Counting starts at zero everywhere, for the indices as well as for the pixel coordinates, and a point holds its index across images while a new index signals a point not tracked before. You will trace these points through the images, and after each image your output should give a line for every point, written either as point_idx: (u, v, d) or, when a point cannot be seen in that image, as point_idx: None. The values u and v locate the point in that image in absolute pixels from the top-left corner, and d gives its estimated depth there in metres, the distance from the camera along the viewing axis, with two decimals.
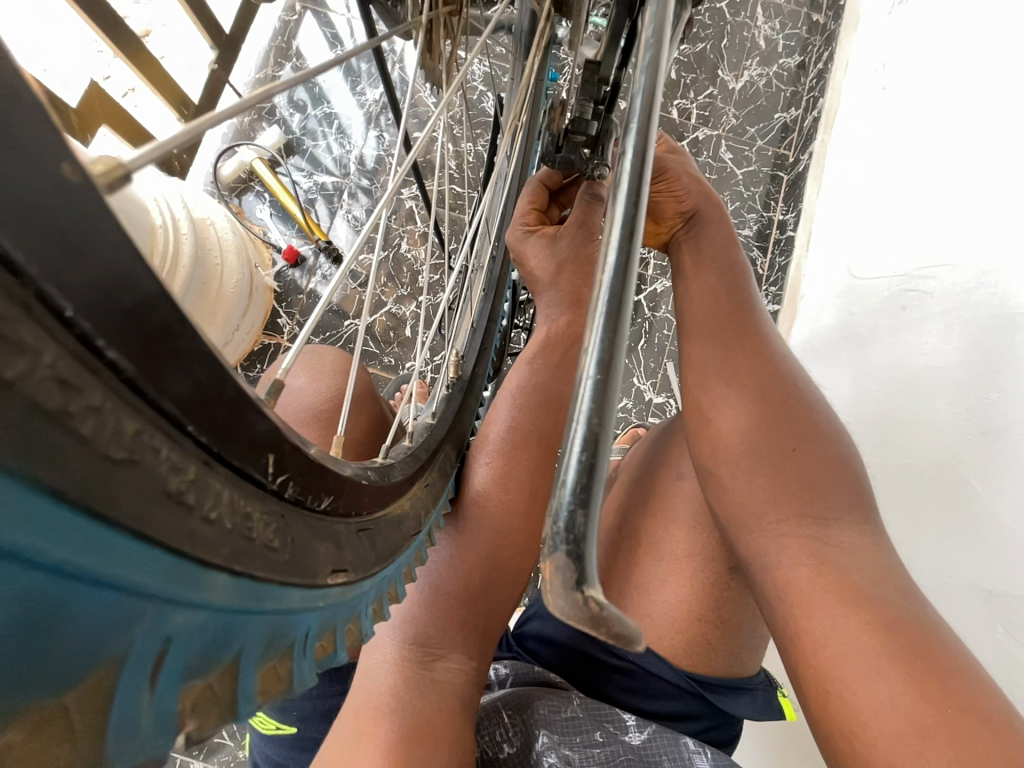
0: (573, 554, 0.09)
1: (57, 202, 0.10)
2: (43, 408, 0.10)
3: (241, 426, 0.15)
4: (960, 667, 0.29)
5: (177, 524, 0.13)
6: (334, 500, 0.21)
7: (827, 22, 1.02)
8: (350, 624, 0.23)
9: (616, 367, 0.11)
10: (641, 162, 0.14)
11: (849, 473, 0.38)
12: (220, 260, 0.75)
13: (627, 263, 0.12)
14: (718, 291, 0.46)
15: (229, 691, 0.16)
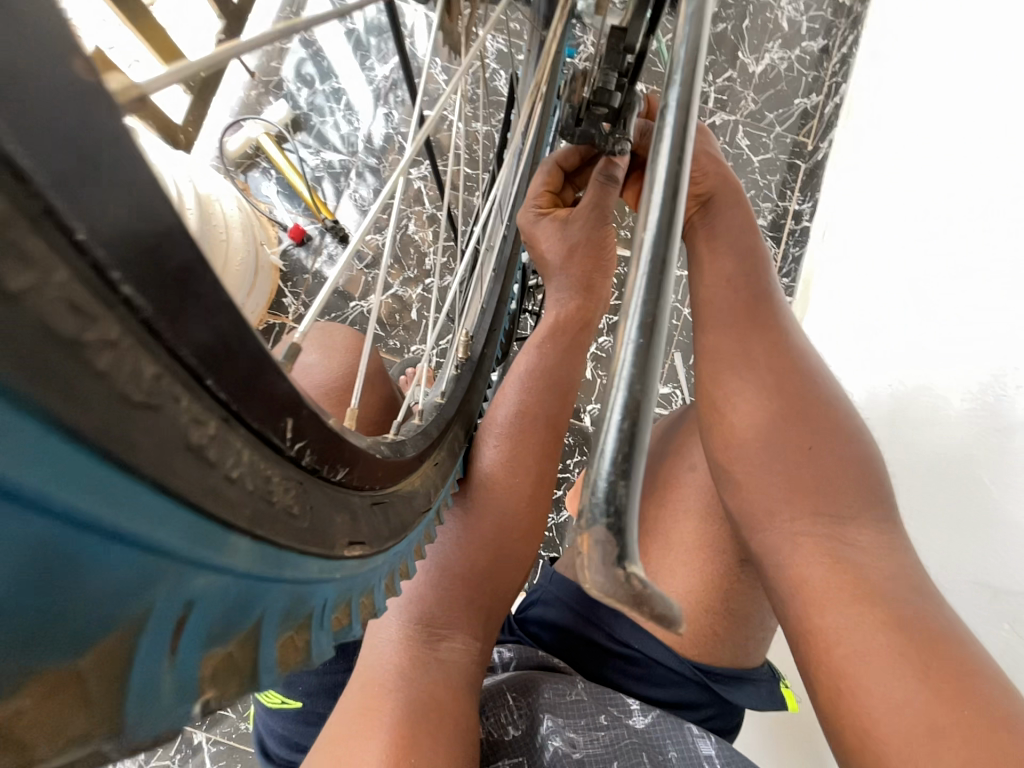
0: (615, 528, 0.09)
1: (66, 109, 0.09)
2: (55, 333, 0.10)
3: (259, 386, 0.15)
4: (978, 667, 0.29)
5: (202, 482, 0.13)
6: (349, 472, 0.21)
7: (853, 4, 0.99)
8: (365, 598, 0.23)
9: (660, 330, 0.10)
10: (686, 115, 0.13)
11: (867, 471, 0.37)
12: (226, 237, 0.74)
13: (671, 221, 0.11)
14: (737, 279, 0.45)
15: (248, 658, 0.17)
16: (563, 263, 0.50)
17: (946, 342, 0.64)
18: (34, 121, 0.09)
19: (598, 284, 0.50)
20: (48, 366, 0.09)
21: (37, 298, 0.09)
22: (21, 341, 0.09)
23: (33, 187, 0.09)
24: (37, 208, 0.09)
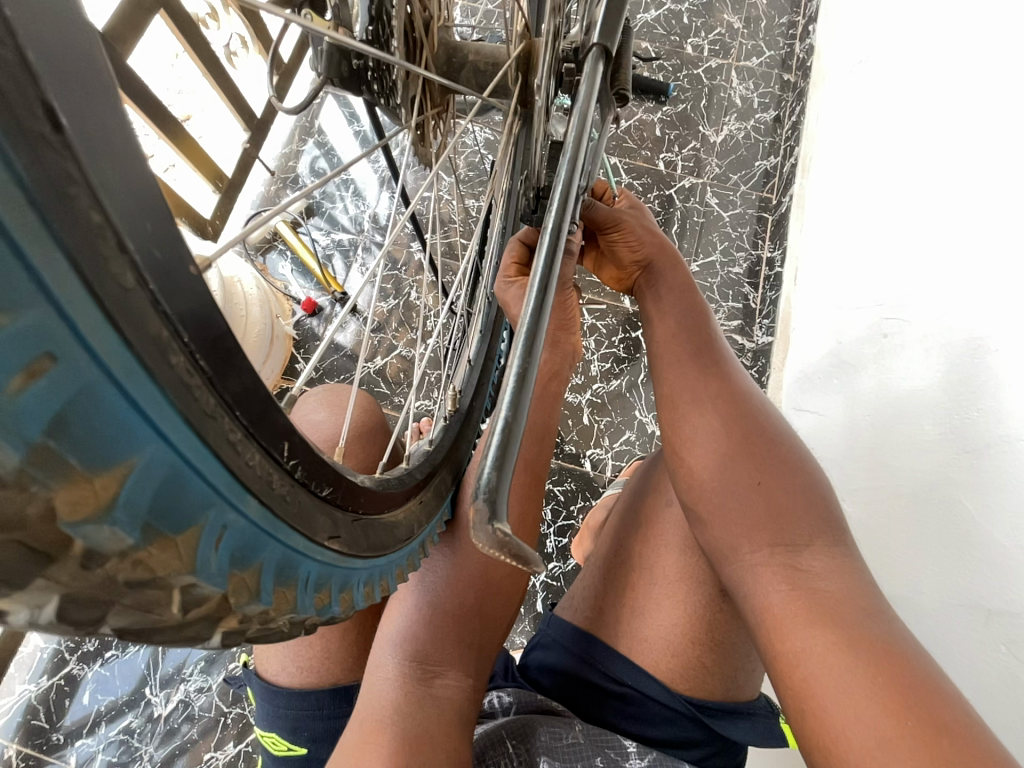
0: (489, 500, 0.13)
1: (173, 268, 0.17)
2: (186, 384, 0.17)
3: (267, 419, 0.21)
4: (921, 677, 0.32)
5: (235, 459, 0.19)
6: (334, 490, 0.26)
7: (797, 81, 1.13)
8: (344, 590, 0.27)
9: (529, 375, 0.16)
10: (554, 242, 0.20)
11: (816, 499, 0.41)
12: (246, 312, 0.84)
13: (542, 305, 0.18)
14: (682, 331, 0.51)
15: (254, 587, 0.22)
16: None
17: (915, 370, 0.68)
18: (165, 277, 0.16)
19: (561, 339, 0.59)
20: (177, 387, 0.17)
21: (179, 368, 0.17)
22: (174, 381, 0.17)
23: (163, 311, 0.16)
24: (173, 327, 0.17)
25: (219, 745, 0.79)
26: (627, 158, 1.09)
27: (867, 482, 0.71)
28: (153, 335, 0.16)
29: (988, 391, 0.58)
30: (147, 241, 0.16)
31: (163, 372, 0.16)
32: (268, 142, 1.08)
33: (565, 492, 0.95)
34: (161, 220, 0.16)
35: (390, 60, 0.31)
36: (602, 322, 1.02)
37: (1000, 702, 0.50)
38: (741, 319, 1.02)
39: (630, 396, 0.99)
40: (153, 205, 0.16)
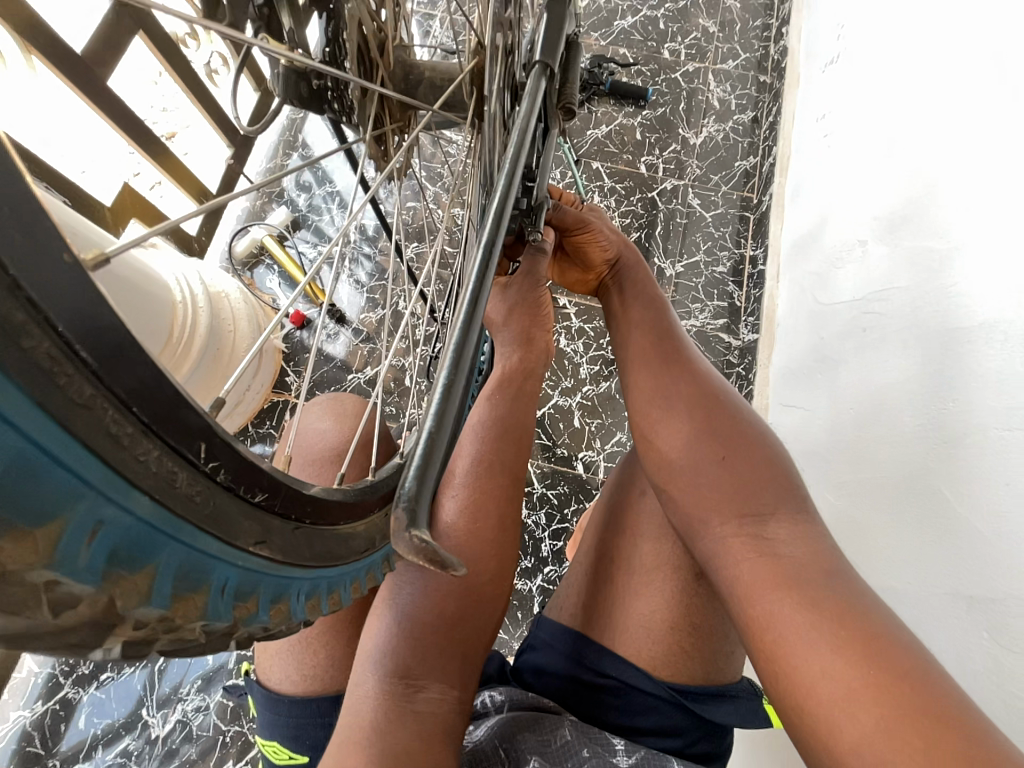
0: (409, 507, 0.14)
1: (57, 270, 0.18)
2: (42, 368, 0.17)
3: (176, 417, 0.21)
4: (883, 628, 0.33)
5: (117, 456, 0.20)
6: (269, 497, 0.26)
7: (773, 82, 1.14)
8: (276, 601, 0.28)
9: (454, 388, 0.16)
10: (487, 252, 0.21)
11: (779, 470, 0.42)
12: (234, 329, 0.89)
13: (472, 316, 0.19)
14: (649, 322, 0.53)
15: (147, 588, 0.22)
16: (510, 323, 0.59)
17: (896, 361, 0.69)
18: (46, 279, 0.17)
19: (534, 338, 0.60)
20: (36, 375, 0.17)
21: (36, 353, 0.17)
22: (32, 370, 0.17)
23: (40, 309, 0.17)
24: (42, 318, 0.17)
25: (219, 764, 0.78)
26: (608, 163, 1.10)
27: (850, 474, 0.72)
28: (5, 320, 0.16)
29: (962, 381, 0.59)
30: (16, 245, 0.17)
31: (13, 357, 0.17)
32: (252, 158, 1.09)
33: (558, 495, 0.95)
34: (41, 229, 0.17)
35: (344, 77, 0.31)
36: (589, 325, 1.03)
37: (984, 688, 0.50)
38: (727, 317, 1.03)
39: (619, 397, 0.99)
40: (28, 213, 0.17)
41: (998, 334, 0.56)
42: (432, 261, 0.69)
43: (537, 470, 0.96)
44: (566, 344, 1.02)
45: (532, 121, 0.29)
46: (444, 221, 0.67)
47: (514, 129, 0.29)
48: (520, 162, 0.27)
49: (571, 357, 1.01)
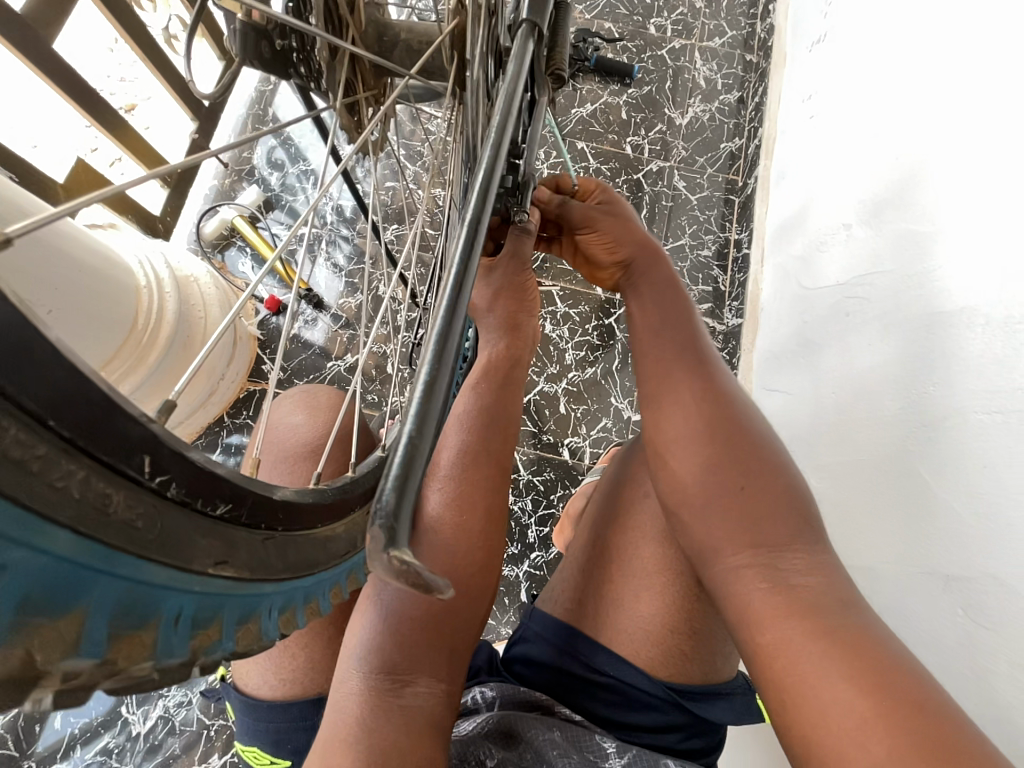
0: (386, 526, 0.12)
1: None
2: None
3: (109, 430, 0.19)
4: (894, 660, 0.35)
5: (27, 485, 0.18)
6: (233, 508, 0.25)
7: (759, 61, 1.12)
8: (243, 623, 0.26)
9: (438, 385, 0.14)
10: (471, 233, 0.19)
11: (795, 500, 0.43)
12: (203, 314, 0.84)
13: (455, 304, 0.17)
14: (667, 337, 0.53)
15: (76, 635, 0.20)
16: (496, 308, 0.57)
17: (878, 345, 0.69)
18: None
19: (521, 323, 0.58)
20: None
21: None
22: None
23: None
24: None
25: (204, 758, 0.77)
26: (593, 143, 1.07)
27: (831, 457, 0.73)
28: None
29: (942, 367, 0.59)
30: None
31: None
32: (217, 133, 1.01)
33: (545, 482, 0.94)
34: None
35: (310, 31, 0.28)
36: (575, 310, 1.01)
37: (959, 667, 0.52)
38: (711, 302, 1.02)
39: (605, 383, 0.99)
40: None
41: (981, 319, 0.56)
42: (411, 244, 0.65)
43: (523, 457, 0.95)
44: (551, 330, 1.00)
45: (519, 89, 0.27)
46: (422, 200, 0.64)
47: (501, 96, 0.26)
48: (506, 134, 0.25)
49: (557, 343, 1.00)
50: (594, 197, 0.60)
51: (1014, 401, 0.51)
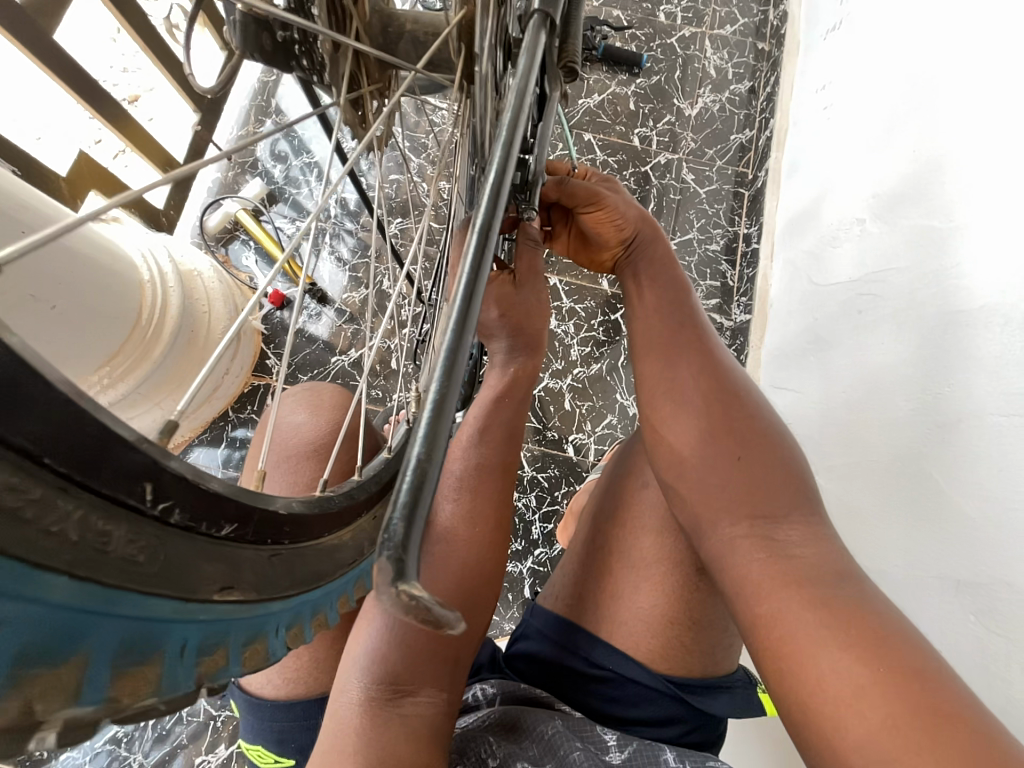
0: (394, 558, 0.11)
1: None
2: None
3: (106, 462, 0.19)
4: (890, 627, 0.34)
5: (20, 533, 0.17)
6: (239, 528, 0.25)
7: (771, 50, 1.09)
8: (248, 644, 0.26)
9: (449, 405, 0.14)
10: (483, 237, 0.17)
11: (792, 471, 0.43)
12: (207, 307, 0.84)
13: (467, 314, 0.15)
14: (667, 311, 0.53)
15: (77, 682, 0.20)
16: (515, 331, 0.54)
17: (891, 344, 0.68)
18: None
19: (540, 339, 0.56)
20: None
21: None
22: None
23: None
24: None
25: (211, 748, 0.78)
26: (601, 134, 1.05)
27: (841, 457, 0.72)
28: None
29: (957, 366, 0.58)
30: None
31: None
32: (221, 122, 1.01)
33: (549, 479, 0.94)
34: None
35: (313, 28, 0.27)
36: (580, 306, 1.00)
37: (967, 670, 0.51)
38: (719, 297, 1.00)
39: (610, 379, 0.98)
40: None
41: (1000, 318, 0.55)
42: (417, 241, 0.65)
43: (528, 453, 0.95)
44: (556, 326, 0.99)
45: (531, 86, 0.25)
46: (428, 194, 0.63)
47: (510, 91, 0.25)
48: (516, 134, 0.23)
49: (562, 339, 0.99)
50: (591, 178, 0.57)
51: None
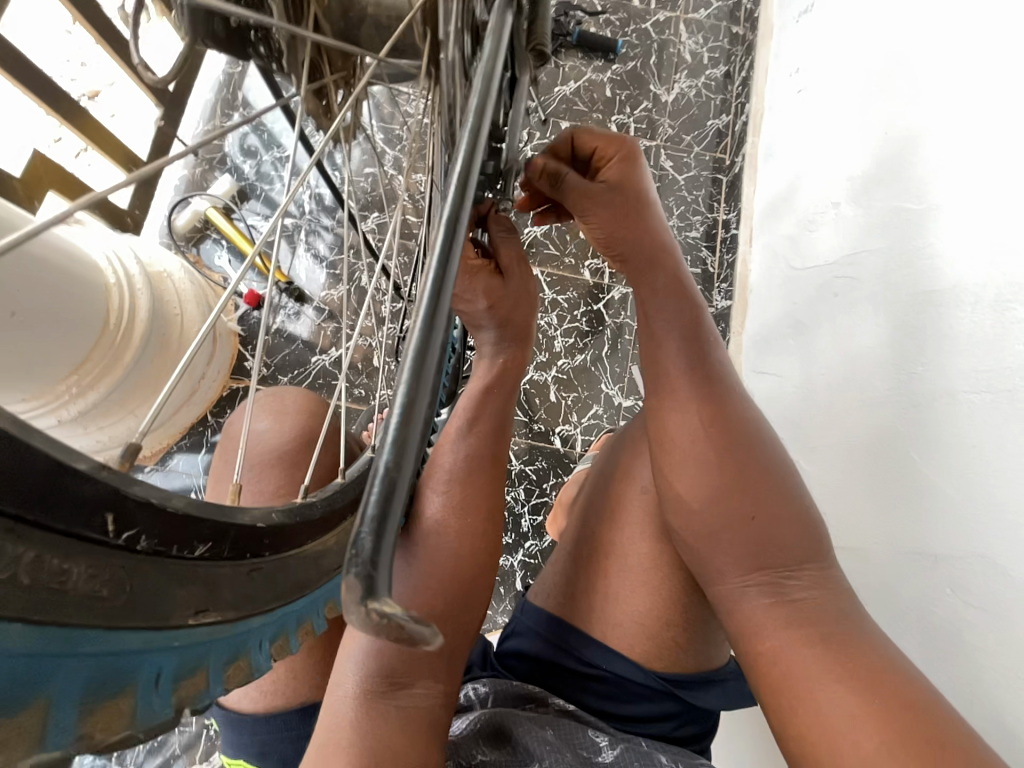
0: (364, 573, 0.11)
1: None
2: None
3: (63, 495, 0.19)
4: (889, 669, 0.36)
5: None
6: (213, 545, 0.25)
7: (745, 34, 1.09)
8: (229, 663, 0.26)
9: (419, 405, 0.13)
10: (450, 234, 0.16)
11: (804, 514, 0.43)
12: (179, 312, 0.81)
13: (436, 306, 0.15)
14: (676, 331, 0.51)
15: (45, 725, 0.20)
16: (504, 321, 0.52)
17: (868, 325, 0.69)
18: None
19: (527, 332, 0.54)
20: None
21: None
22: None
23: None
24: None
25: (205, 757, 0.77)
26: (578, 122, 1.04)
27: (822, 438, 0.73)
28: None
29: (930, 346, 0.59)
30: None
31: None
32: (185, 118, 0.96)
33: (537, 471, 0.94)
34: None
35: (268, 22, 0.26)
36: (563, 297, 1.00)
37: (943, 641, 0.53)
38: (700, 284, 1.01)
39: (595, 370, 0.98)
40: None
41: (969, 298, 0.56)
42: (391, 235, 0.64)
43: (516, 446, 0.95)
44: (540, 318, 0.99)
45: (491, 88, 0.22)
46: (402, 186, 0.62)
47: (477, 75, 0.23)
48: (479, 140, 0.20)
49: (546, 331, 0.98)
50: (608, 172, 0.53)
51: (1003, 380, 0.51)
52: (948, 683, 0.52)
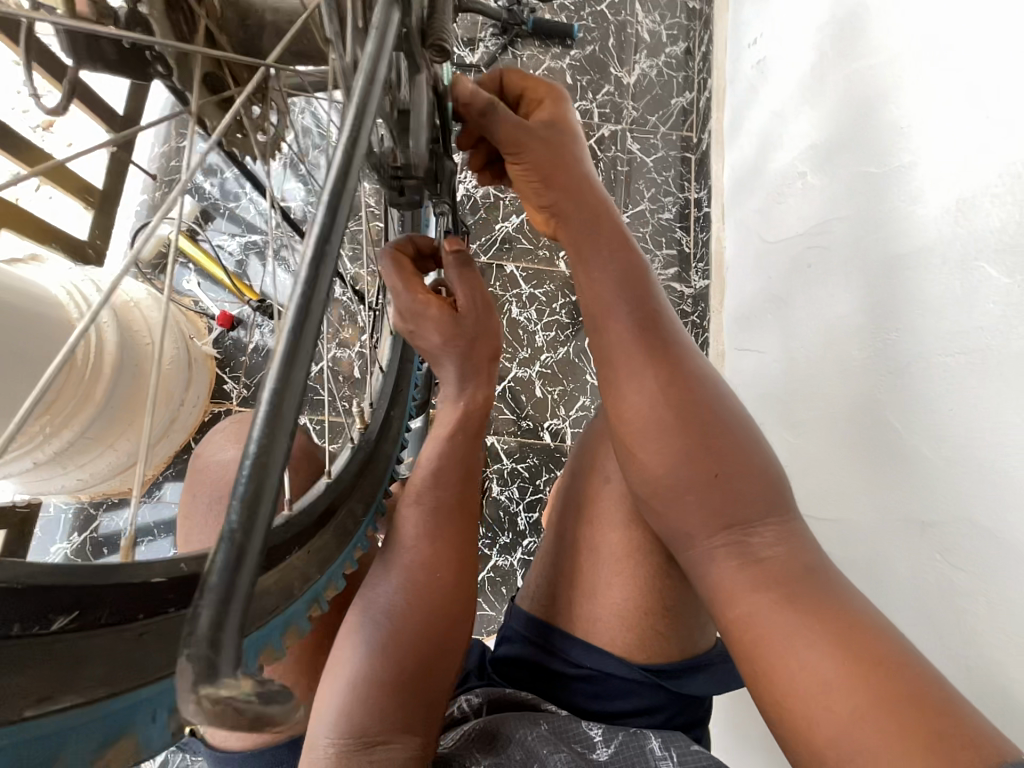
0: (203, 657, 0.12)
1: None
2: None
3: None
4: (861, 620, 0.35)
5: None
6: (81, 614, 0.22)
7: (703, 8, 1.07)
8: (100, 752, 0.22)
9: (267, 483, 0.14)
10: (309, 281, 0.16)
11: (764, 474, 0.42)
12: (150, 341, 0.78)
13: (290, 370, 0.15)
14: (626, 296, 0.47)
15: None
16: (464, 354, 0.50)
17: (844, 295, 0.67)
18: None
19: (490, 370, 0.52)
20: None
21: None
22: None
23: None
24: None
25: None
26: None
27: (806, 413, 0.72)
28: None
29: (904, 310, 0.58)
30: None
31: None
32: (139, 143, 0.94)
33: (529, 469, 0.93)
34: None
35: (151, 41, 0.25)
36: (540, 290, 0.98)
37: (936, 608, 0.53)
38: (677, 265, 0.99)
39: (579, 362, 0.96)
40: None
41: (938, 257, 0.55)
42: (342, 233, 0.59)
43: (504, 446, 0.93)
44: (519, 314, 0.97)
45: (379, 87, 0.21)
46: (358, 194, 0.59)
47: (364, 65, 0.21)
48: (358, 152, 0.19)
49: (526, 327, 0.97)
50: (542, 109, 0.48)
51: (976, 340, 0.50)
52: (944, 650, 0.52)
